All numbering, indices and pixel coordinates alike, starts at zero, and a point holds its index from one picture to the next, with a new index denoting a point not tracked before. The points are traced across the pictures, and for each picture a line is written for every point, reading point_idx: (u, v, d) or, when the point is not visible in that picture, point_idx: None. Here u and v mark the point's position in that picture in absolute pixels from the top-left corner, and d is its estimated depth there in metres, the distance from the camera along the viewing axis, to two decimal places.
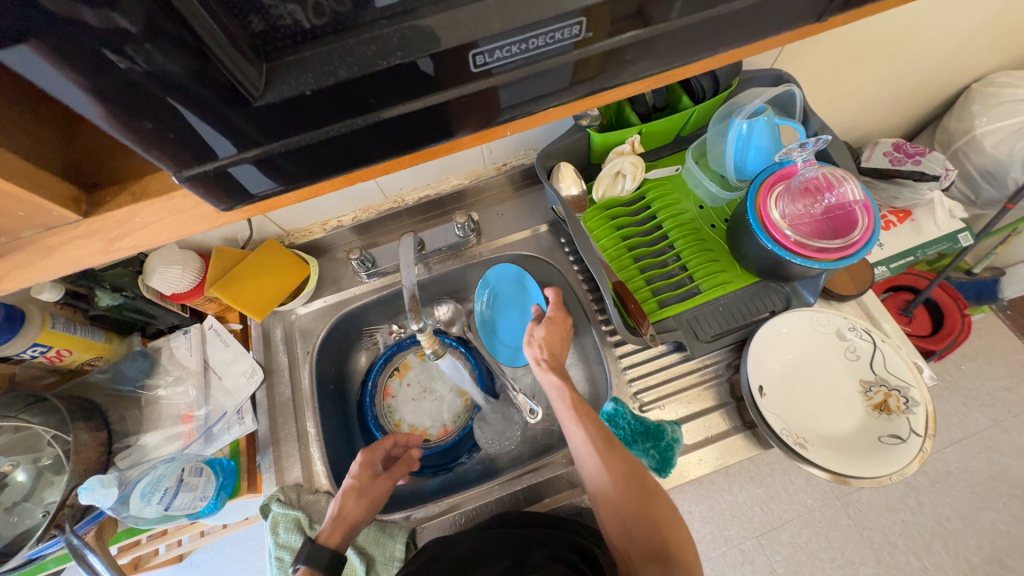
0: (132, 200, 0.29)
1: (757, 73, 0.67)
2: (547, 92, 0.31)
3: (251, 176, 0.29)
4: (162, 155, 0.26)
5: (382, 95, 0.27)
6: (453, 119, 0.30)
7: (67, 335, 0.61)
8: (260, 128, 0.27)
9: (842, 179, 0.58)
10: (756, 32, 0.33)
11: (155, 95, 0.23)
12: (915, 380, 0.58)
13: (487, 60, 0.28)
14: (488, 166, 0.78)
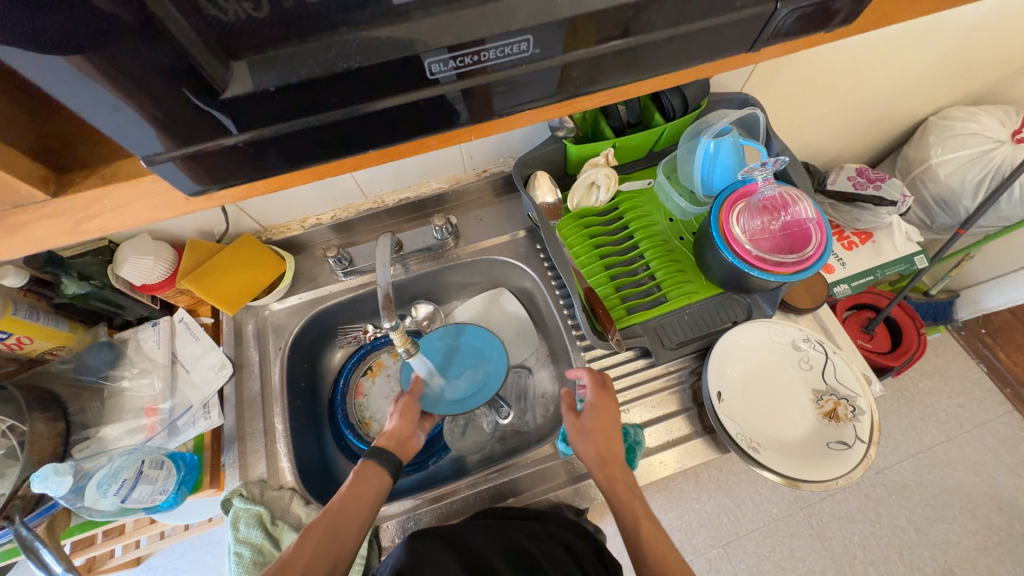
0: (102, 183, 0.30)
1: (724, 96, 0.71)
2: (530, 94, 0.33)
3: (243, 158, 0.30)
4: (128, 138, 0.27)
5: (343, 95, 0.29)
6: (415, 120, 0.32)
7: (29, 321, 0.60)
8: (220, 120, 0.28)
9: (797, 199, 0.62)
10: (716, 55, 0.35)
11: (121, 80, 0.24)
12: (862, 390, 0.61)
13: (441, 69, 0.29)
14: (468, 172, 0.80)
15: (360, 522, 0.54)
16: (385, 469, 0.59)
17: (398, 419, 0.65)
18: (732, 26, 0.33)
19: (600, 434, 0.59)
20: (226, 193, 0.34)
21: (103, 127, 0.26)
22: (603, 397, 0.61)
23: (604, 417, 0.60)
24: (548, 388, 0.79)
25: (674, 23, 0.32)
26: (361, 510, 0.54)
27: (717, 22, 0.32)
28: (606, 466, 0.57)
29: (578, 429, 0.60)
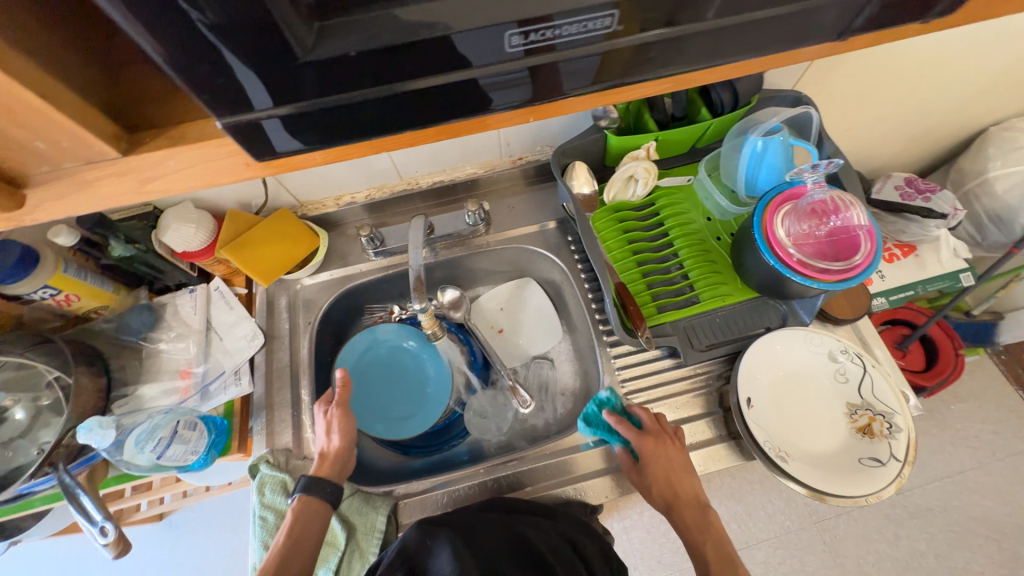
0: (170, 144, 0.31)
1: (775, 93, 0.68)
2: (577, 79, 0.33)
3: (316, 125, 0.31)
4: (210, 98, 0.27)
5: (413, 67, 0.29)
6: (482, 93, 0.32)
7: (78, 280, 0.63)
8: (296, 85, 0.28)
9: (849, 205, 0.59)
10: (775, 47, 0.34)
11: (210, 41, 0.24)
12: (900, 407, 0.59)
13: (522, 42, 0.29)
14: (503, 158, 0.79)
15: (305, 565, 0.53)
16: (325, 504, 0.56)
17: (337, 438, 0.60)
18: (795, 16, 0.31)
19: (663, 481, 0.59)
20: (295, 159, 0.34)
21: (185, 87, 0.26)
22: (656, 445, 0.59)
23: (663, 465, 0.59)
24: (569, 382, 0.78)
25: (737, 10, 0.30)
26: (303, 554, 0.53)
27: (779, 11, 0.31)
28: (674, 510, 0.58)
29: (639, 478, 0.60)
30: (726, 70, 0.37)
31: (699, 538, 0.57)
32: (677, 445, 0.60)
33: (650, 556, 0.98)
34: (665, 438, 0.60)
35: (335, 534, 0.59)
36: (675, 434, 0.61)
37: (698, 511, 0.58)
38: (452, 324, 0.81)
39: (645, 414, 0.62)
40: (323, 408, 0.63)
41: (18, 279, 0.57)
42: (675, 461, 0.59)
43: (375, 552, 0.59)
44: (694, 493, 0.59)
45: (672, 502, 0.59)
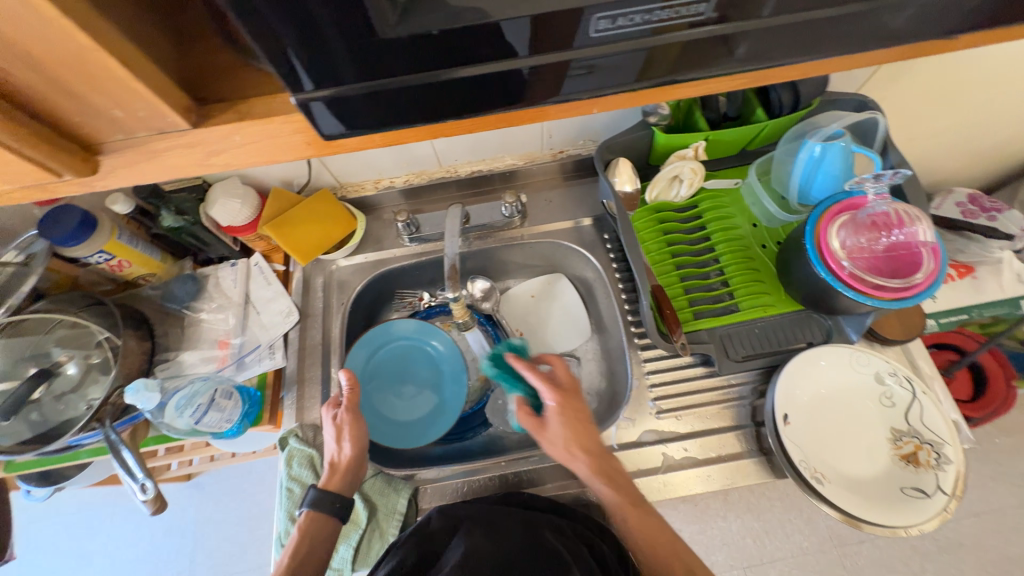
0: (237, 118, 0.31)
1: (839, 96, 0.64)
2: (653, 70, 0.32)
3: (386, 106, 0.30)
4: (289, 74, 0.27)
5: (451, 56, 0.28)
6: (519, 86, 0.31)
7: (130, 247, 0.65)
8: (369, 64, 0.27)
9: (913, 219, 0.55)
10: (832, 52, 0.32)
11: (297, 16, 0.24)
12: (951, 437, 0.55)
13: (608, 26, 0.28)
14: (543, 151, 0.78)
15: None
16: (332, 520, 0.55)
17: (349, 450, 0.57)
18: (858, 18, 0.30)
19: (566, 431, 0.57)
20: (351, 141, 0.34)
21: (267, 62, 0.26)
22: (558, 393, 0.58)
23: (569, 415, 0.57)
24: (595, 382, 0.76)
25: (828, 3, 0.29)
26: (310, 574, 0.52)
27: (843, 11, 0.29)
28: (576, 463, 0.56)
29: (541, 428, 0.58)
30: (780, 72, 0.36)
31: (609, 491, 0.54)
32: (577, 396, 0.60)
33: None
34: (572, 387, 0.59)
35: (356, 512, 0.61)
36: (578, 388, 0.60)
37: (591, 462, 0.55)
38: (481, 314, 0.80)
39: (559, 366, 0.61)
40: (332, 413, 0.60)
41: (78, 242, 0.59)
42: (573, 410, 0.58)
43: (394, 533, 0.60)
44: (598, 446, 0.57)
45: (573, 453, 0.56)
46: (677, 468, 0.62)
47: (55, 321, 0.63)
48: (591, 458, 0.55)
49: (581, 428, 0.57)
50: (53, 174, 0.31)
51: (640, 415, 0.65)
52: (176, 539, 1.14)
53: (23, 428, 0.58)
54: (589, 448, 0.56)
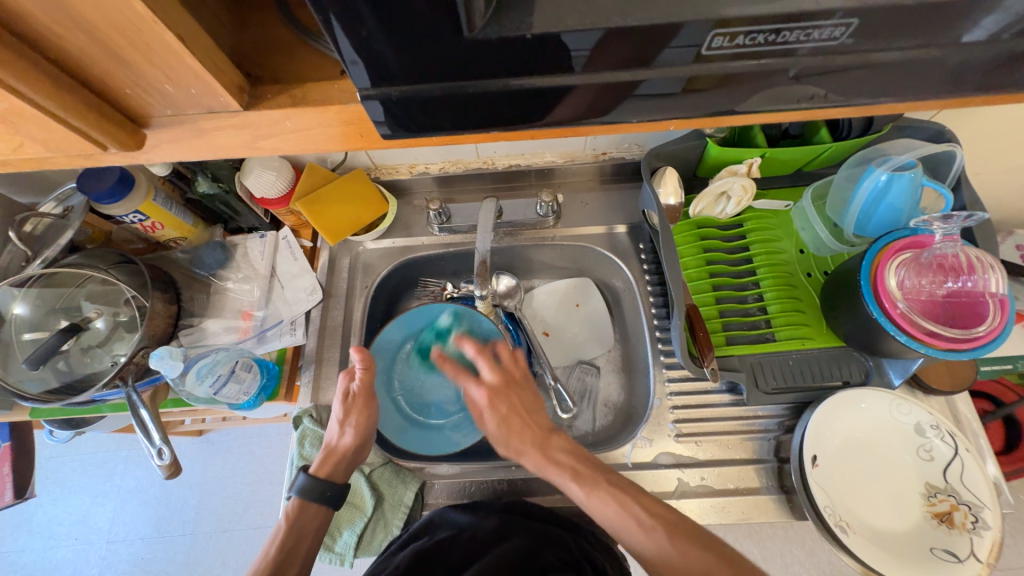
0: (291, 103, 0.30)
1: (915, 123, 0.60)
2: (740, 92, 0.29)
3: (452, 108, 0.28)
4: (360, 64, 0.25)
5: (520, 63, 0.26)
6: (570, 101, 0.28)
7: (164, 210, 0.65)
8: (443, 63, 0.25)
9: (985, 267, 0.50)
10: (915, 93, 0.29)
11: (382, 9, 0.22)
12: (992, 502, 0.52)
13: (724, 44, 0.26)
14: (586, 151, 0.75)
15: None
16: (321, 508, 0.56)
17: (354, 436, 0.58)
18: (930, 62, 0.27)
19: (503, 425, 0.58)
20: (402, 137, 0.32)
21: (338, 51, 0.25)
22: (488, 386, 0.58)
23: (504, 412, 0.58)
24: (613, 395, 0.74)
25: (948, 39, 0.26)
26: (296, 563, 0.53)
27: (945, 52, 0.27)
28: (521, 456, 0.56)
29: (481, 419, 0.60)
30: (845, 108, 0.33)
31: (560, 480, 0.53)
32: (528, 390, 0.60)
33: None
34: (506, 379, 0.59)
35: (364, 499, 0.61)
36: (527, 382, 0.60)
37: (535, 456, 0.55)
38: (503, 311, 0.77)
39: (506, 355, 0.61)
40: (346, 386, 0.59)
41: (115, 200, 0.60)
42: (515, 406, 0.58)
43: (398, 525, 0.60)
44: (545, 438, 0.56)
45: (516, 447, 0.57)
46: (691, 496, 0.60)
47: (87, 276, 0.64)
48: (535, 452, 0.55)
49: (518, 416, 0.57)
50: (98, 145, 0.30)
51: (657, 435, 0.64)
52: (183, 490, 1.18)
53: (49, 376, 0.59)
54: (526, 442, 0.56)
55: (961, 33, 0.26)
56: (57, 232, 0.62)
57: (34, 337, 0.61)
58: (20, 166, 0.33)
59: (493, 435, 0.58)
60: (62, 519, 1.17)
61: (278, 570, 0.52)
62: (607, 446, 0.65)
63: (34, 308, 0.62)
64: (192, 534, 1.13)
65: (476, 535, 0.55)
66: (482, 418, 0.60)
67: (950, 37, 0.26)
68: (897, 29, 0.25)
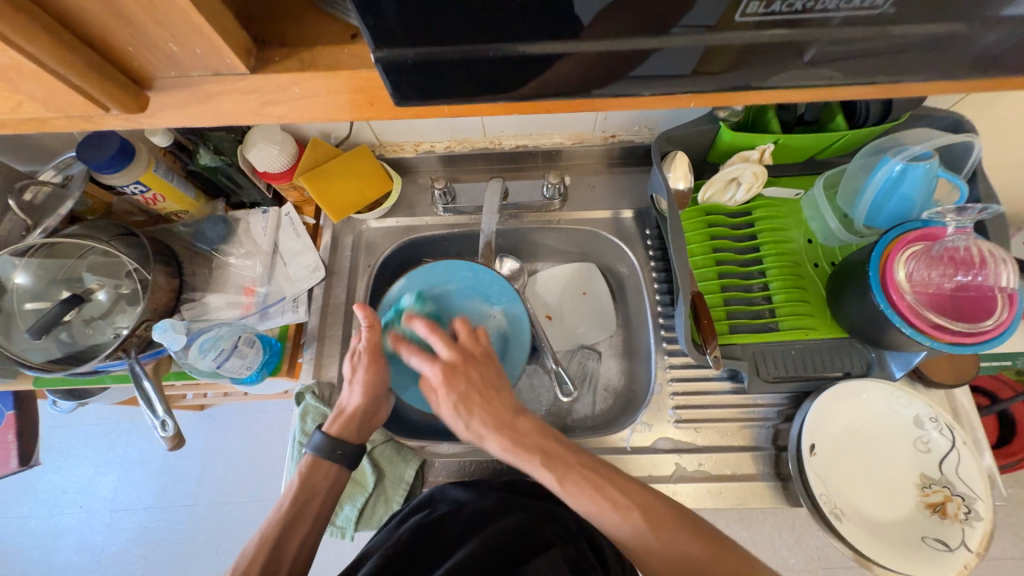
0: (300, 68, 0.29)
1: (932, 112, 0.59)
2: (764, 69, 0.28)
3: (467, 75, 0.27)
4: (373, 26, 0.24)
5: (540, 27, 0.25)
6: (587, 72, 0.27)
7: (165, 181, 0.64)
8: (460, 26, 0.24)
9: (996, 261, 0.50)
10: (941, 76, 0.28)
11: None
12: (985, 493, 0.53)
13: (759, 12, 0.25)
14: (595, 134, 0.74)
15: (306, 540, 0.54)
16: (331, 469, 0.56)
17: (363, 393, 0.57)
18: (953, 41, 0.26)
19: (459, 407, 0.53)
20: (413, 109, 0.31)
21: (352, 10, 0.24)
22: (443, 364, 0.54)
23: (461, 390, 0.53)
24: (613, 379, 0.74)
25: (984, 17, 0.25)
26: (303, 530, 0.54)
27: (983, 29, 0.25)
28: (482, 437, 0.53)
29: (436, 402, 0.55)
30: (863, 91, 0.32)
31: (529, 464, 0.50)
32: (490, 368, 0.56)
33: None
34: (463, 356, 0.55)
35: (365, 476, 0.61)
36: (485, 359, 0.56)
37: (497, 437, 0.52)
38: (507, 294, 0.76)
39: (462, 332, 0.57)
40: (354, 346, 0.60)
41: (115, 170, 0.59)
42: (476, 383, 0.54)
43: (398, 501, 0.61)
44: (510, 418, 0.52)
45: (477, 428, 0.53)
46: (687, 480, 0.61)
47: (89, 247, 0.64)
48: (498, 433, 0.52)
49: (477, 399, 0.53)
50: (100, 106, 0.29)
51: (657, 421, 0.64)
52: (185, 462, 1.19)
53: (53, 346, 0.59)
54: (489, 423, 0.52)
55: (983, 10, 0.25)
56: (57, 201, 0.62)
57: (36, 306, 0.61)
58: (18, 127, 0.32)
59: (450, 417, 0.54)
60: (67, 487, 1.19)
61: (289, 529, 0.53)
62: (607, 430, 0.65)
63: (35, 278, 0.62)
64: (194, 505, 1.15)
65: (476, 511, 0.55)
66: (435, 397, 0.55)
67: (982, 12, 0.25)
68: (932, 4, 0.24)
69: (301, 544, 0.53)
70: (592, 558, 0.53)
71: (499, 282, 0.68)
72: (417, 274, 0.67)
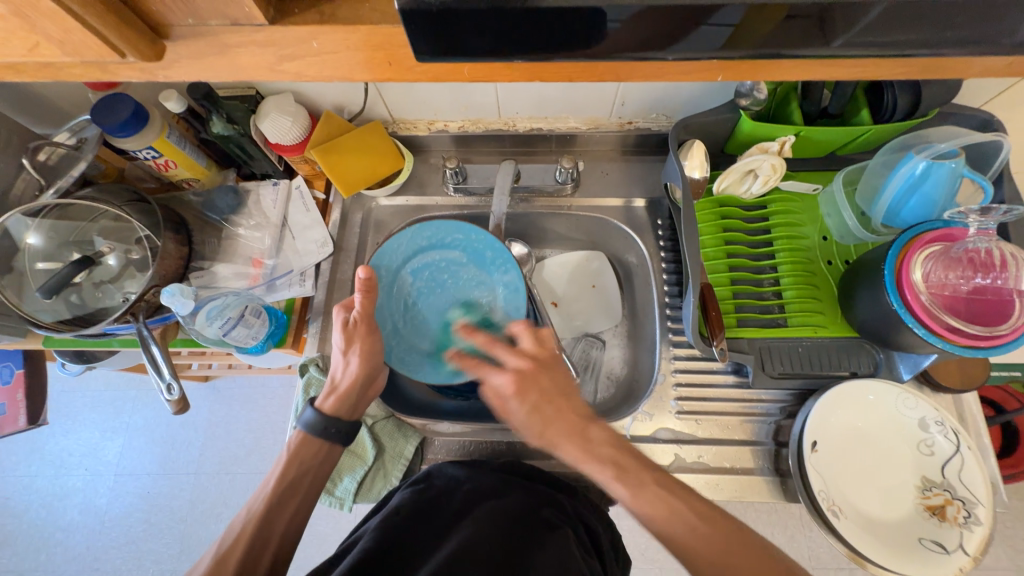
0: (319, 20, 0.30)
1: (960, 110, 0.57)
2: (780, 33, 0.28)
3: (489, 25, 0.26)
4: None
5: None
6: (606, 29, 0.27)
7: (178, 148, 0.64)
8: None
9: (1017, 264, 0.49)
10: (965, 48, 0.28)
11: None
12: (987, 499, 0.52)
13: None
14: (611, 119, 0.73)
15: (295, 516, 0.53)
16: (322, 445, 0.57)
17: (360, 362, 0.57)
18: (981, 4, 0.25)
19: (535, 416, 0.52)
20: (428, 67, 0.31)
21: None
22: (515, 372, 0.53)
23: (534, 399, 0.52)
24: (616, 368, 0.74)
25: None
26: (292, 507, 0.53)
27: None
28: (556, 447, 0.51)
29: (508, 413, 0.53)
30: (897, 66, 0.31)
31: (601, 476, 0.49)
32: (558, 370, 0.55)
33: (638, 548, 1.00)
34: (535, 360, 0.54)
35: (365, 449, 0.63)
36: (555, 362, 0.55)
37: (569, 445, 0.50)
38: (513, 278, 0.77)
39: (527, 337, 0.56)
40: (344, 317, 0.59)
41: (128, 134, 0.59)
42: (548, 390, 0.53)
43: (397, 476, 0.62)
44: (581, 426, 0.51)
45: (550, 437, 0.51)
46: (685, 471, 0.61)
47: (100, 211, 0.65)
48: (572, 443, 0.50)
49: (557, 411, 0.52)
50: (116, 52, 0.29)
51: (659, 411, 0.64)
52: (189, 432, 1.21)
53: (62, 308, 0.60)
54: (563, 432, 0.50)
55: None
56: (70, 162, 0.62)
57: (47, 266, 0.61)
58: (31, 72, 0.32)
59: (528, 429, 0.52)
60: (73, 450, 1.22)
61: (282, 503, 0.52)
62: (609, 418, 0.65)
63: (46, 239, 0.62)
64: (196, 473, 1.17)
65: (474, 489, 0.56)
66: (506, 408, 0.54)
67: None
68: None
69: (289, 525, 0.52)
70: (586, 540, 0.54)
71: (494, 246, 0.67)
72: (408, 235, 0.67)
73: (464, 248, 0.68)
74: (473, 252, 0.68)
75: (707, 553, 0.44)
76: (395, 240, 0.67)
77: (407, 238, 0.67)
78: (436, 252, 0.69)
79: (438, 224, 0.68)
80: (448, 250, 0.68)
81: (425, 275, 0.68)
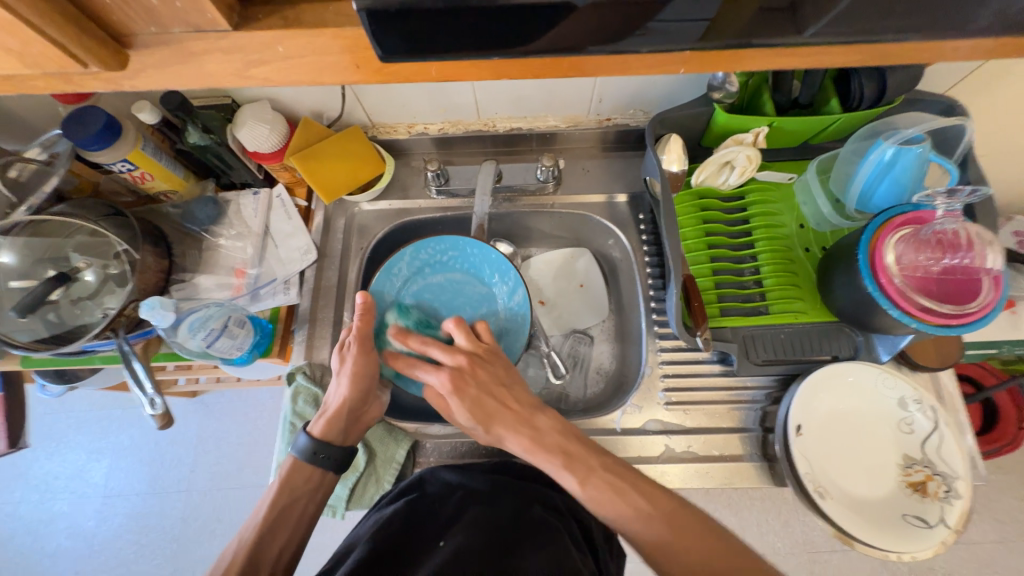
0: (283, 25, 0.30)
1: (924, 96, 0.59)
2: (735, 24, 0.28)
3: (450, 23, 0.27)
4: None
5: None
6: (566, 24, 0.27)
7: (154, 160, 0.63)
8: None
9: (983, 243, 0.50)
10: (916, 33, 0.29)
11: None
12: (965, 473, 0.54)
13: None
14: (590, 117, 0.73)
15: (291, 539, 0.53)
16: (315, 471, 0.56)
17: (349, 386, 0.57)
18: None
19: (472, 409, 0.54)
20: (396, 69, 0.31)
21: None
22: (449, 371, 0.55)
23: (471, 394, 0.54)
24: (605, 362, 0.75)
25: None
26: (284, 536, 0.52)
27: None
28: (504, 439, 0.54)
29: (450, 410, 0.56)
30: (852, 53, 0.32)
31: (551, 466, 0.50)
32: (497, 365, 0.57)
33: None
34: (469, 357, 0.57)
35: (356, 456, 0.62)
36: (491, 357, 0.58)
37: (516, 437, 0.53)
38: None
39: (460, 335, 0.58)
40: (342, 338, 0.60)
41: (101, 148, 0.58)
42: (485, 383, 0.56)
43: (389, 481, 0.62)
44: (528, 415, 0.54)
45: (496, 431, 0.54)
46: (676, 461, 0.62)
47: (76, 226, 0.63)
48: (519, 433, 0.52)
49: (486, 405, 0.54)
50: (77, 62, 0.29)
51: (647, 403, 0.65)
52: (180, 449, 1.19)
53: (39, 326, 0.58)
54: (509, 424, 0.53)
55: None
56: (42, 178, 0.61)
57: (21, 285, 0.60)
58: None
59: (466, 421, 0.55)
60: (58, 473, 1.19)
61: (281, 520, 0.53)
62: (602, 411, 0.65)
63: (20, 257, 0.61)
64: (187, 490, 1.15)
65: (467, 491, 0.56)
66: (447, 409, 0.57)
67: None
68: None
69: (283, 546, 0.52)
70: (579, 535, 0.54)
71: (492, 259, 0.69)
72: (406, 257, 0.68)
73: (462, 264, 0.70)
74: (471, 265, 0.71)
75: (691, 544, 0.44)
76: (393, 265, 0.67)
77: (406, 261, 0.68)
78: (436, 273, 0.70)
79: (435, 242, 0.68)
80: (449, 269, 0.71)
81: (427, 296, 0.70)
